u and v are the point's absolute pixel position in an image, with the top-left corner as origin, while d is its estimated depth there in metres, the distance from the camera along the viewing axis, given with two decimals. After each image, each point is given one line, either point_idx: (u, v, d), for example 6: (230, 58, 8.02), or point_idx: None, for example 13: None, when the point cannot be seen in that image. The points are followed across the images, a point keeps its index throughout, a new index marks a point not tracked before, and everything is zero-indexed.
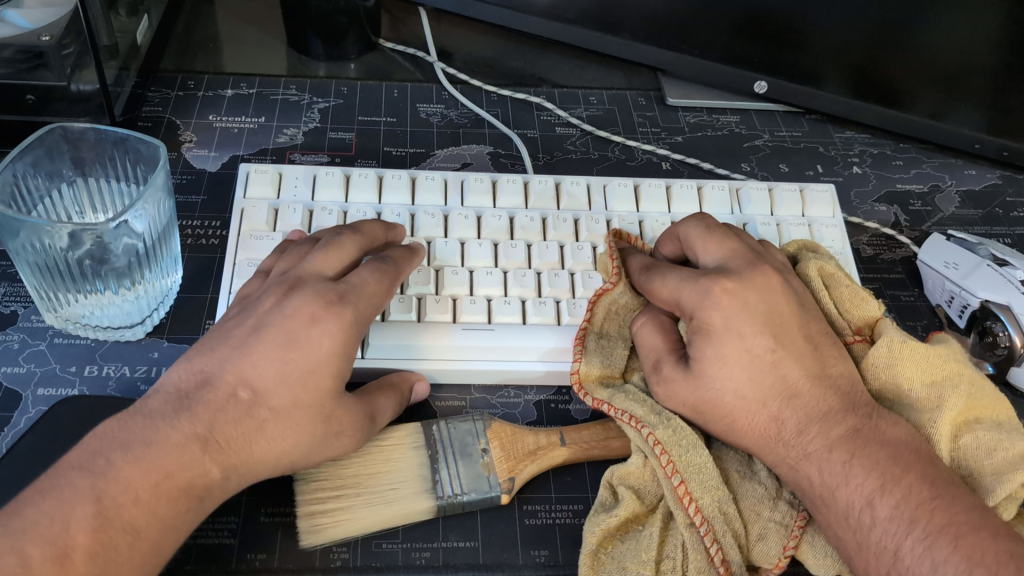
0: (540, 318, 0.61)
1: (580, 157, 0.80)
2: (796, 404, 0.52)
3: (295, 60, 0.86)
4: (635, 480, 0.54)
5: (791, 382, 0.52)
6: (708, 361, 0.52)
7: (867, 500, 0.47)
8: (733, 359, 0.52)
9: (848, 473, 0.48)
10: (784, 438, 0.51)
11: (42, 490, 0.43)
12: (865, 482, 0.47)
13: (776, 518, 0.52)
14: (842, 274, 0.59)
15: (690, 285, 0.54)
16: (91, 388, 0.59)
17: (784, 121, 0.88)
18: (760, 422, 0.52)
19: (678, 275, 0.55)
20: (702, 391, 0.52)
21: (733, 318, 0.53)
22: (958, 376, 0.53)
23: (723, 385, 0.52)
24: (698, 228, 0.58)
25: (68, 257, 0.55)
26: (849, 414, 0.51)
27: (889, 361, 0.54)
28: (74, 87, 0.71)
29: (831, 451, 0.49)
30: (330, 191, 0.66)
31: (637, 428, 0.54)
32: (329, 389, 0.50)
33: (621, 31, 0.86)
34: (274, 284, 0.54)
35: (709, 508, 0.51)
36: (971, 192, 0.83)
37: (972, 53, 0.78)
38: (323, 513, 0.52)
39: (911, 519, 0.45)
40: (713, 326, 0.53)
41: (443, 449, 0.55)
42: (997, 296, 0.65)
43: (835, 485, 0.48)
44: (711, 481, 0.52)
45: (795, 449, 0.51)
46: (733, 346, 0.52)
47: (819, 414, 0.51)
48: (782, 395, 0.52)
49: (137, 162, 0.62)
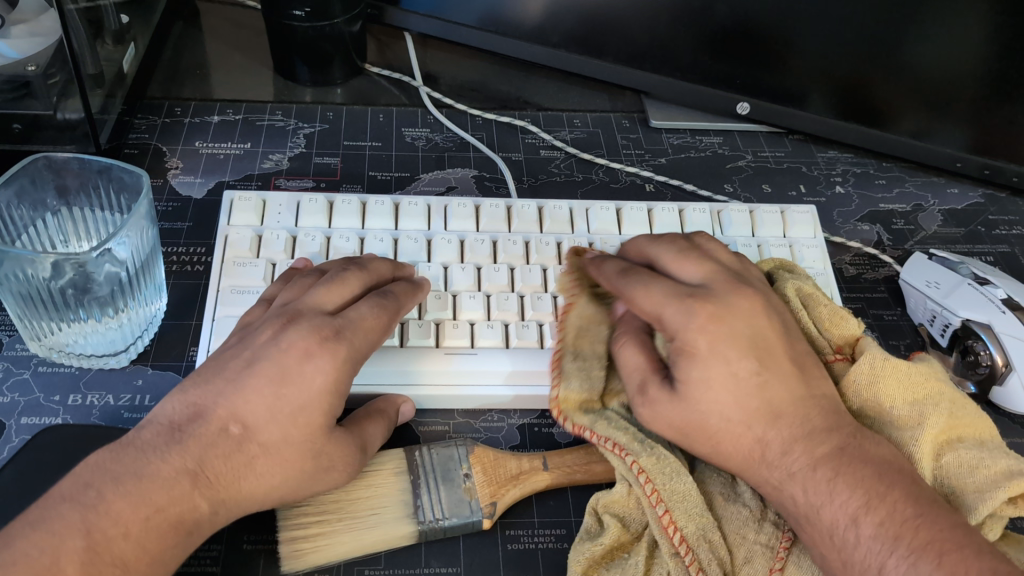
0: (522, 341, 0.61)
1: (564, 179, 0.81)
2: (781, 424, 0.51)
3: (282, 85, 0.87)
4: (620, 507, 0.55)
5: (776, 403, 0.51)
6: (696, 385, 0.51)
7: (851, 518, 0.47)
8: (719, 383, 0.51)
9: (832, 491, 0.48)
10: (768, 459, 0.51)
11: (32, 522, 0.43)
12: (850, 499, 0.47)
13: (761, 540, 0.52)
14: (820, 294, 0.60)
15: (674, 303, 0.53)
16: (75, 417, 0.59)
17: (767, 141, 0.89)
18: (744, 445, 0.51)
19: (661, 287, 0.54)
20: (688, 414, 0.51)
21: (718, 343, 0.52)
22: (938, 395, 0.54)
23: (710, 408, 0.51)
24: (672, 252, 0.58)
25: (51, 287, 0.55)
26: (833, 434, 0.50)
27: (871, 380, 0.54)
28: (61, 116, 0.72)
29: (815, 469, 0.49)
30: (313, 217, 0.66)
31: (621, 455, 0.54)
32: (320, 426, 0.50)
33: (604, 54, 0.87)
34: (274, 315, 0.54)
35: (694, 537, 0.51)
36: (953, 211, 0.84)
37: (954, 74, 0.78)
38: (305, 538, 0.52)
39: (896, 535, 0.45)
40: (697, 349, 0.52)
41: (426, 474, 0.55)
42: (977, 315, 0.65)
43: (819, 503, 0.48)
44: (696, 509, 0.52)
45: (779, 469, 0.50)
46: (718, 369, 0.51)
47: (803, 432, 0.51)
48: (766, 416, 0.51)
49: (121, 190, 0.62)
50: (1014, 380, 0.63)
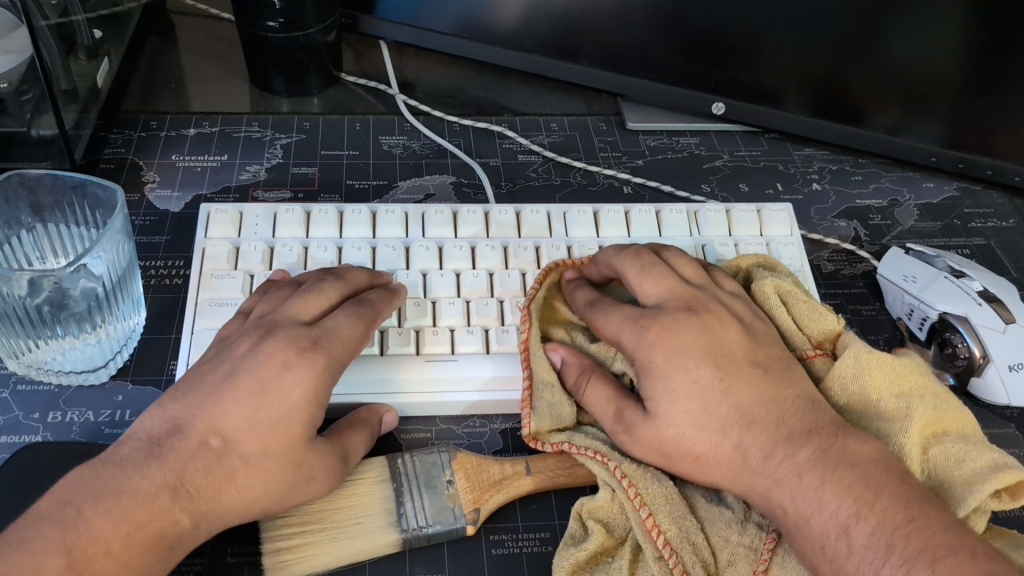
0: (503, 345, 0.61)
1: (542, 183, 0.81)
2: (755, 431, 0.51)
3: (258, 97, 0.87)
4: (604, 513, 0.55)
5: (747, 408, 0.52)
6: (660, 398, 0.52)
7: (843, 527, 0.47)
8: (684, 394, 0.52)
9: (821, 499, 0.48)
10: (751, 466, 0.51)
11: (11, 542, 0.43)
12: (840, 509, 0.47)
13: (745, 542, 0.51)
14: (799, 291, 0.60)
15: (630, 326, 0.54)
16: (55, 434, 0.59)
17: (743, 141, 0.89)
18: (724, 453, 0.51)
19: (619, 313, 0.55)
20: (662, 431, 0.52)
21: (673, 355, 0.52)
22: (923, 388, 0.54)
23: (680, 420, 0.51)
24: (631, 259, 0.59)
25: (27, 304, 0.55)
26: (812, 437, 0.50)
27: (857, 373, 0.54)
28: (35, 132, 0.72)
29: (801, 476, 0.49)
30: (290, 228, 0.66)
31: (603, 461, 0.54)
32: (300, 436, 0.50)
33: (580, 58, 0.87)
34: (252, 327, 0.54)
35: (677, 540, 0.51)
36: (929, 204, 0.85)
37: (925, 68, 0.79)
38: (289, 549, 0.52)
39: (888, 544, 0.45)
40: (654, 364, 0.52)
41: (408, 482, 0.55)
42: (954, 307, 0.66)
43: (810, 512, 0.48)
44: (679, 511, 0.52)
45: (764, 477, 0.50)
46: (678, 378, 0.52)
47: (781, 437, 0.51)
48: (740, 422, 0.51)
49: (96, 206, 0.62)
50: (993, 370, 0.64)
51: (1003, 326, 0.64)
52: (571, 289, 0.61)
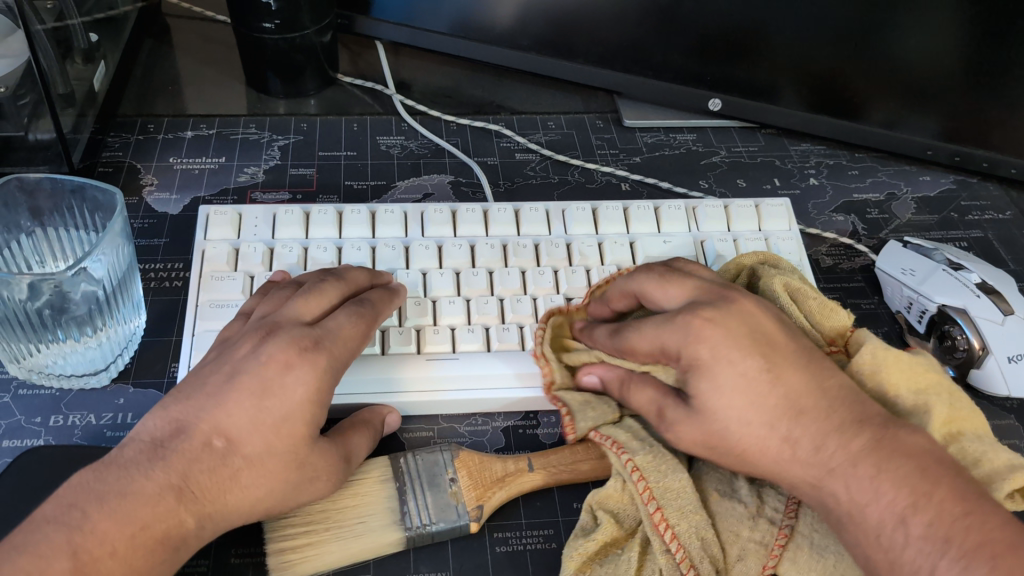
0: (505, 343, 0.62)
1: (540, 181, 0.81)
2: (805, 421, 0.50)
3: (255, 98, 0.87)
4: (614, 503, 0.55)
5: (796, 399, 0.50)
6: (708, 395, 0.50)
7: (899, 518, 0.45)
8: (732, 389, 0.50)
9: (877, 490, 0.47)
10: (802, 457, 0.49)
11: (16, 546, 0.43)
12: (896, 499, 0.46)
13: (755, 538, 0.52)
14: (808, 288, 0.60)
15: (669, 326, 0.52)
16: (57, 438, 0.59)
17: (739, 137, 0.89)
18: (771, 445, 0.50)
19: (652, 322, 0.54)
20: (707, 425, 0.51)
21: (720, 347, 0.51)
22: (939, 386, 0.54)
23: (727, 414, 0.50)
24: (652, 280, 0.57)
25: (27, 308, 0.55)
26: (864, 426, 0.49)
27: (874, 368, 0.55)
28: (32, 137, 0.72)
29: (856, 465, 0.48)
30: (290, 228, 0.66)
31: (617, 453, 0.54)
32: (303, 436, 0.50)
33: (576, 56, 0.87)
34: (252, 329, 0.54)
35: (686, 534, 0.51)
36: (926, 198, 0.85)
37: (920, 62, 0.79)
38: (293, 549, 0.52)
39: (946, 538, 0.44)
40: (702, 360, 0.51)
41: (412, 481, 0.55)
42: (953, 300, 0.66)
43: (865, 502, 0.47)
44: (689, 506, 0.52)
45: (816, 467, 0.49)
46: (726, 373, 0.50)
47: (832, 427, 0.49)
48: (788, 414, 0.50)
49: (95, 209, 0.62)
50: (992, 362, 0.64)
51: (1002, 317, 0.64)
52: (586, 335, 0.59)
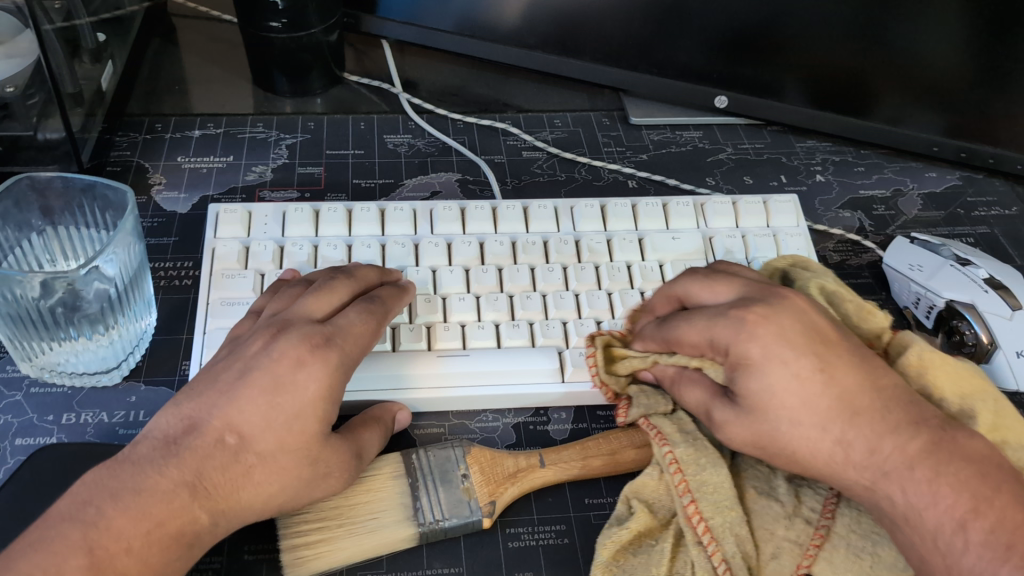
0: (515, 340, 0.62)
1: (547, 179, 0.81)
2: (860, 423, 0.49)
3: (261, 97, 0.87)
4: (649, 493, 0.55)
5: (851, 401, 0.49)
6: (759, 395, 0.50)
7: (959, 523, 0.46)
8: (783, 388, 0.50)
9: (935, 493, 0.47)
10: (854, 462, 0.49)
11: (32, 542, 0.43)
12: (956, 504, 0.46)
13: (791, 537, 0.52)
14: (843, 290, 0.60)
15: (721, 321, 0.52)
16: (69, 436, 0.59)
17: (745, 134, 0.90)
18: (823, 449, 0.49)
19: (703, 317, 0.54)
20: (758, 425, 0.51)
21: (772, 346, 0.50)
22: (984, 393, 0.54)
23: (778, 415, 0.50)
24: (698, 281, 0.57)
25: (40, 306, 0.55)
26: (921, 428, 0.49)
27: (920, 370, 0.54)
28: (41, 136, 0.72)
29: (914, 469, 0.47)
30: (300, 226, 0.66)
31: (660, 443, 0.55)
32: (315, 434, 0.50)
33: (582, 54, 0.88)
34: (264, 326, 0.54)
35: (720, 528, 0.51)
36: (932, 194, 0.85)
37: (924, 58, 0.80)
38: (306, 545, 0.52)
39: (1008, 544, 0.45)
40: (752, 359, 0.51)
41: (424, 476, 0.55)
42: (961, 295, 0.66)
43: (922, 506, 0.47)
44: (725, 501, 0.52)
45: (870, 470, 0.49)
46: (777, 372, 0.50)
47: (888, 428, 0.49)
48: (843, 416, 0.49)
49: (106, 208, 0.63)
50: (1001, 357, 0.64)
51: (1010, 313, 0.65)
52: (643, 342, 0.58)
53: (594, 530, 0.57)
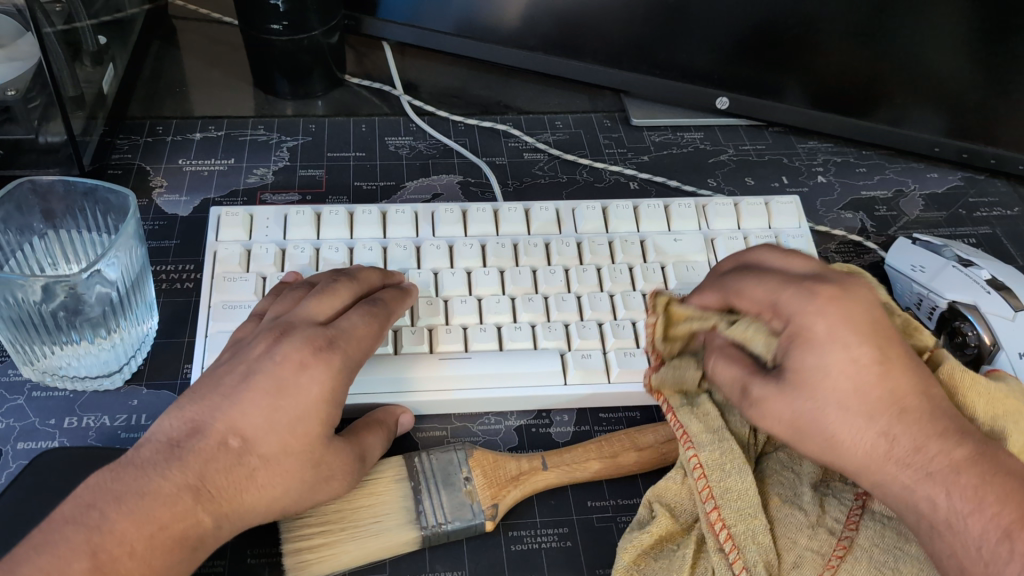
0: (517, 342, 0.62)
1: (549, 181, 0.81)
2: (908, 420, 0.46)
3: (263, 100, 0.87)
4: (671, 496, 0.55)
5: (902, 396, 0.47)
6: (810, 371, 0.48)
7: (1003, 532, 0.42)
8: (839, 370, 0.47)
9: (981, 500, 0.44)
10: (897, 456, 0.46)
11: (36, 546, 0.43)
12: (1002, 513, 0.43)
13: (813, 546, 0.50)
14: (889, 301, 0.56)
15: (791, 288, 0.51)
16: (71, 440, 0.59)
17: (747, 135, 0.90)
18: (867, 438, 0.47)
19: (776, 279, 0.52)
20: (800, 405, 0.48)
21: (838, 324, 0.48)
22: (1018, 413, 0.51)
23: (825, 396, 0.47)
24: (775, 254, 0.56)
25: (42, 310, 0.55)
26: (967, 437, 0.46)
27: (950, 388, 0.52)
28: (43, 139, 0.72)
29: (960, 473, 0.45)
30: (301, 229, 0.66)
31: (685, 445, 0.54)
32: (317, 437, 0.50)
33: (583, 56, 0.88)
34: (267, 328, 0.54)
35: (742, 537, 0.50)
36: (934, 195, 0.85)
37: (926, 59, 0.80)
38: (309, 549, 0.52)
39: None
40: (815, 334, 0.48)
41: (426, 480, 0.55)
42: (963, 296, 0.67)
43: (966, 512, 0.44)
44: (748, 509, 0.51)
45: (913, 468, 0.46)
46: (837, 353, 0.47)
47: (937, 432, 0.46)
48: (892, 409, 0.47)
49: (107, 212, 0.62)
50: (1002, 357, 0.63)
51: (1012, 313, 0.64)
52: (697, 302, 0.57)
53: (597, 532, 0.57)
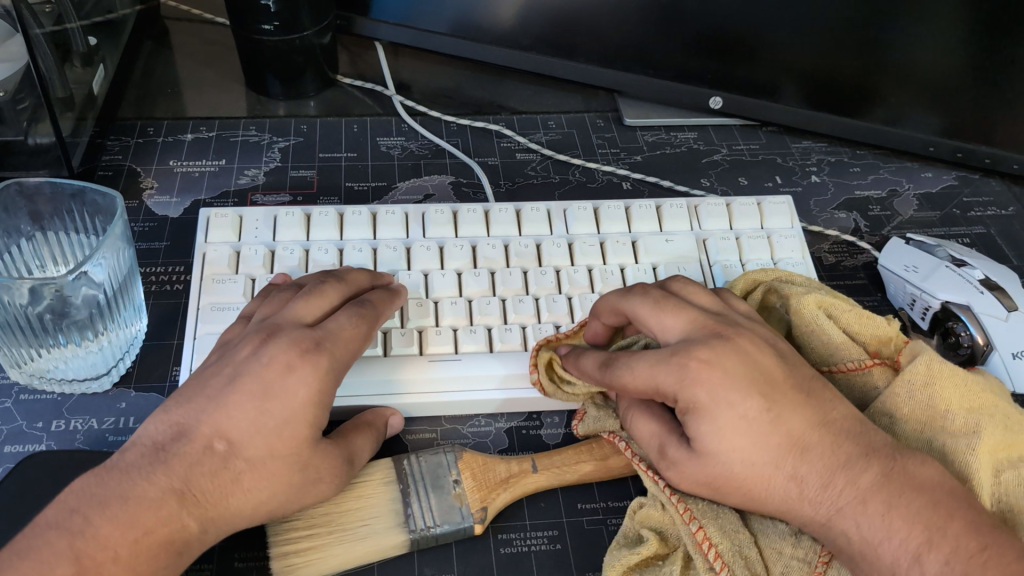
0: (506, 345, 0.61)
1: (541, 181, 0.81)
2: (810, 458, 0.48)
3: (254, 100, 0.86)
4: (656, 522, 0.54)
5: (800, 436, 0.48)
6: (708, 438, 0.48)
7: (913, 556, 0.44)
8: (731, 431, 0.48)
9: (888, 528, 0.45)
10: (808, 497, 0.48)
11: (18, 551, 0.43)
12: (910, 536, 0.45)
13: (799, 555, 0.49)
14: (840, 300, 0.58)
15: (664, 365, 0.50)
16: (58, 443, 0.59)
17: (741, 134, 0.89)
18: (777, 485, 0.48)
19: (645, 359, 0.51)
20: (710, 467, 0.49)
21: (718, 389, 0.48)
22: (994, 408, 0.52)
23: (729, 457, 0.48)
24: (645, 303, 0.54)
25: (28, 313, 0.55)
26: (872, 458, 0.48)
27: (929, 381, 0.52)
28: (32, 140, 0.71)
29: (866, 502, 0.46)
30: (291, 230, 0.66)
31: (653, 478, 0.53)
32: (306, 439, 0.50)
33: (576, 55, 0.87)
34: (253, 331, 0.53)
35: (729, 553, 0.49)
36: (928, 194, 0.85)
37: (920, 59, 0.79)
38: (296, 552, 0.52)
39: (965, 574, 0.43)
40: (700, 403, 0.49)
41: (415, 482, 0.55)
42: (957, 296, 0.66)
43: (877, 540, 0.46)
44: (731, 526, 0.50)
45: (823, 506, 0.47)
46: (726, 416, 0.48)
47: (839, 464, 0.48)
48: (793, 452, 0.48)
49: (95, 213, 0.62)
50: (996, 358, 0.64)
51: (1006, 314, 0.64)
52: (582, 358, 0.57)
53: (587, 535, 0.57)
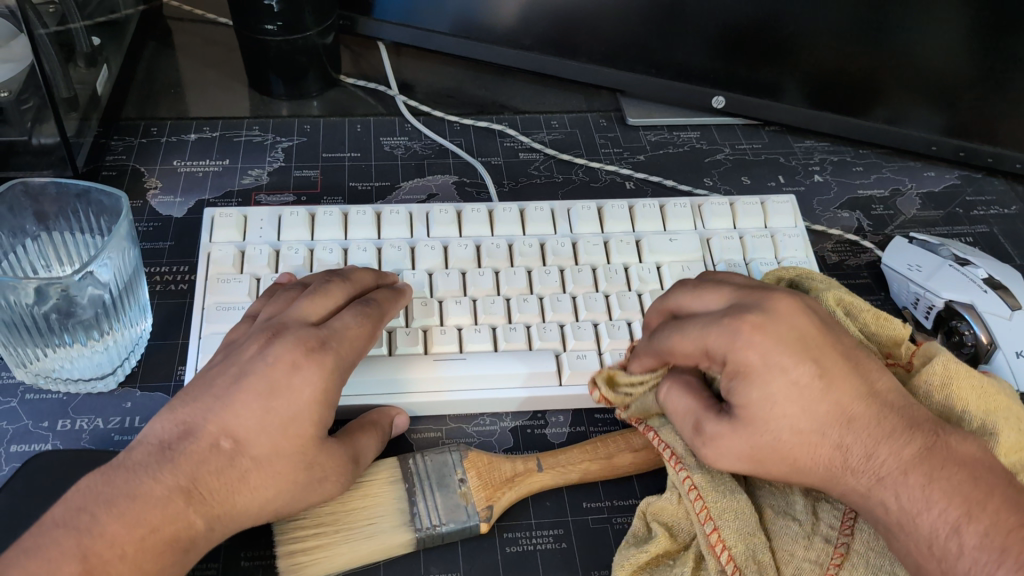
0: (510, 344, 0.62)
1: (544, 181, 0.81)
2: (857, 427, 0.47)
3: (258, 101, 0.87)
4: (668, 516, 0.54)
5: (847, 406, 0.47)
6: (757, 404, 0.47)
7: (952, 527, 0.44)
8: (784, 398, 0.47)
9: (928, 498, 0.45)
10: (852, 466, 0.47)
11: (25, 550, 0.43)
12: (949, 508, 0.44)
13: (811, 557, 0.50)
14: (859, 299, 0.58)
15: (715, 328, 0.49)
16: (64, 442, 0.59)
17: (743, 134, 0.89)
18: (822, 453, 0.47)
19: (698, 324, 0.50)
20: (756, 438, 0.48)
21: (771, 353, 0.47)
22: (1009, 410, 0.51)
23: (778, 424, 0.47)
24: (686, 292, 0.54)
25: (34, 312, 0.55)
26: (915, 432, 0.47)
27: (945, 381, 0.52)
28: (36, 141, 0.71)
29: (907, 475, 0.46)
30: (295, 230, 0.66)
31: (676, 468, 0.53)
32: (311, 437, 0.50)
33: (578, 55, 0.87)
34: (259, 330, 0.54)
35: (742, 557, 0.49)
36: (931, 193, 0.85)
37: (921, 57, 0.79)
38: (302, 551, 0.52)
39: (1003, 548, 0.42)
40: (752, 366, 0.47)
41: (420, 481, 0.55)
42: (961, 295, 0.66)
43: (916, 511, 0.45)
44: (748, 527, 0.50)
45: (866, 475, 0.47)
46: (778, 382, 0.47)
47: (885, 434, 0.47)
48: (840, 420, 0.47)
49: (100, 213, 0.62)
50: (1000, 357, 0.63)
51: (1009, 313, 0.64)
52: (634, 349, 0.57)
53: (593, 533, 0.57)
